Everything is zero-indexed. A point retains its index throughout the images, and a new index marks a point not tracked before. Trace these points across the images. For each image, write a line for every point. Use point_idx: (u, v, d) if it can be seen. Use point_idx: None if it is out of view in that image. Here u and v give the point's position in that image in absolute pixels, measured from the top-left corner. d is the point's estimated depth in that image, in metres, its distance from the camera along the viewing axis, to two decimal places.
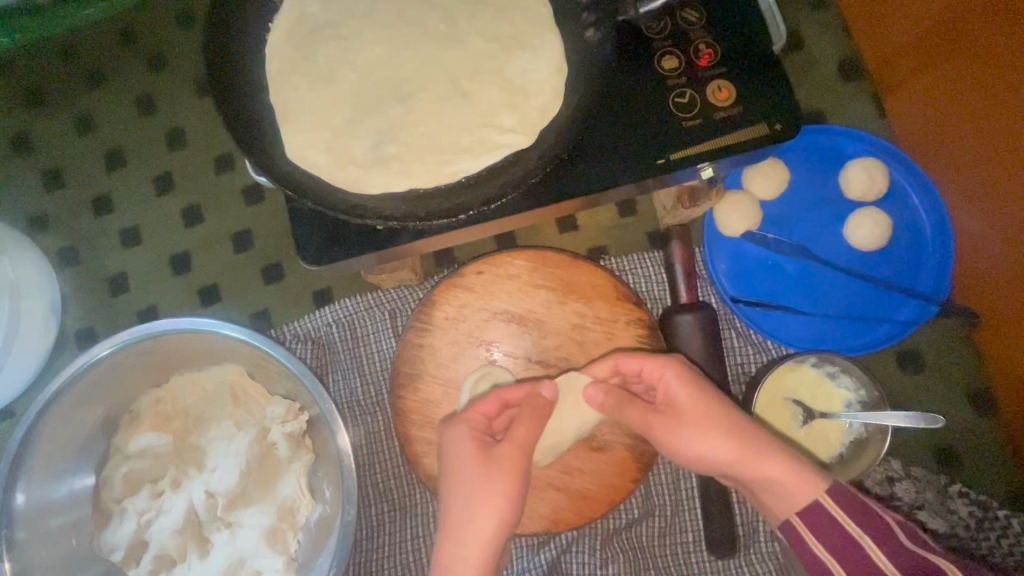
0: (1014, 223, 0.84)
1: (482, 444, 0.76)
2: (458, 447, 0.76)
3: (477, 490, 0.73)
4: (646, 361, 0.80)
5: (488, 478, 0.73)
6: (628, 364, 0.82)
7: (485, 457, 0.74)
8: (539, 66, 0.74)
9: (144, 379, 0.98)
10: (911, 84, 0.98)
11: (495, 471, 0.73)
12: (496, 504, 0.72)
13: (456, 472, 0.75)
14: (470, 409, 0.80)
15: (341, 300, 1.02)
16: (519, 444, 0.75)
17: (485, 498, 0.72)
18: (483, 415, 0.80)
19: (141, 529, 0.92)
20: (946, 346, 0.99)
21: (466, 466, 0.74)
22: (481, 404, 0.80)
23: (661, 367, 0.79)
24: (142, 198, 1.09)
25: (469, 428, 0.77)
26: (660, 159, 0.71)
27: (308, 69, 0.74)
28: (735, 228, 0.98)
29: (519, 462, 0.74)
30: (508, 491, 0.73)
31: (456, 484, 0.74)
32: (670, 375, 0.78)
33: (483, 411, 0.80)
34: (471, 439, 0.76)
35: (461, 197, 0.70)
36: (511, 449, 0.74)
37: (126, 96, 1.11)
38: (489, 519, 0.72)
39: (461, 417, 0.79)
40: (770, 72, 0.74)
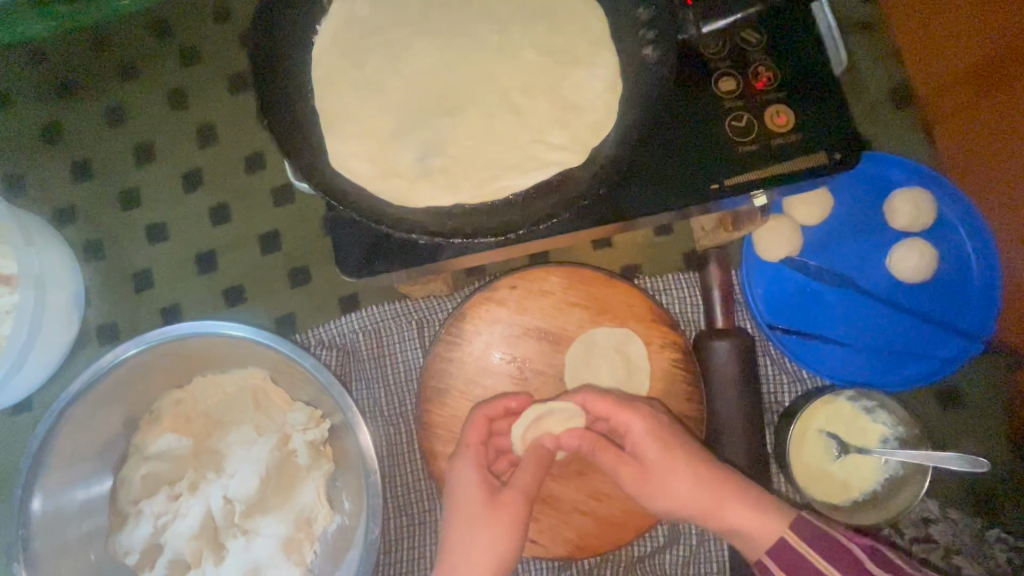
0: None
1: (484, 484, 0.74)
2: (460, 480, 0.75)
3: (477, 533, 0.70)
4: (615, 410, 0.78)
5: (491, 521, 0.71)
6: (596, 406, 0.79)
7: (489, 500, 0.72)
8: (593, 83, 0.72)
9: (166, 380, 0.96)
10: (966, 113, 0.95)
11: (501, 518, 0.71)
12: (498, 550, 0.70)
13: (456, 504, 0.73)
14: (469, 441, 0.78)
15: (368, 307, 1.00)
16: (521, 489, 0.73)
17: (484, 540, 0.70)
18: (482, 445, 0.78)
19: (156, 533, 0.91)
20: (989, 385, 0.96)
21: (467, 502, 0.73)
22: (472, 434, 0.78)
23: (631, 420, 0.77)
24: (169, 194, 1.08)
25: (471, 458, 0.76)
26: (715, 184, 0.69)
27: (355, 76, 0.72)
28: (776, 254, 0.95)
29: (522, 509, 0.72)
30: (510, 538, 0.71)
31: (453, 516, 0.73)
32: (639, 429, 0.76)
33: (480, 440, 0.78)
34: (474, 473, 0.75)
35: (509, 215, 0.68)
36: (515, 496, 0.72)
37: (158, 89, 1.10)
38: (487, 563, 0.69)
39: (462, 454, 0.77)
40: (831, 99, 0.71)
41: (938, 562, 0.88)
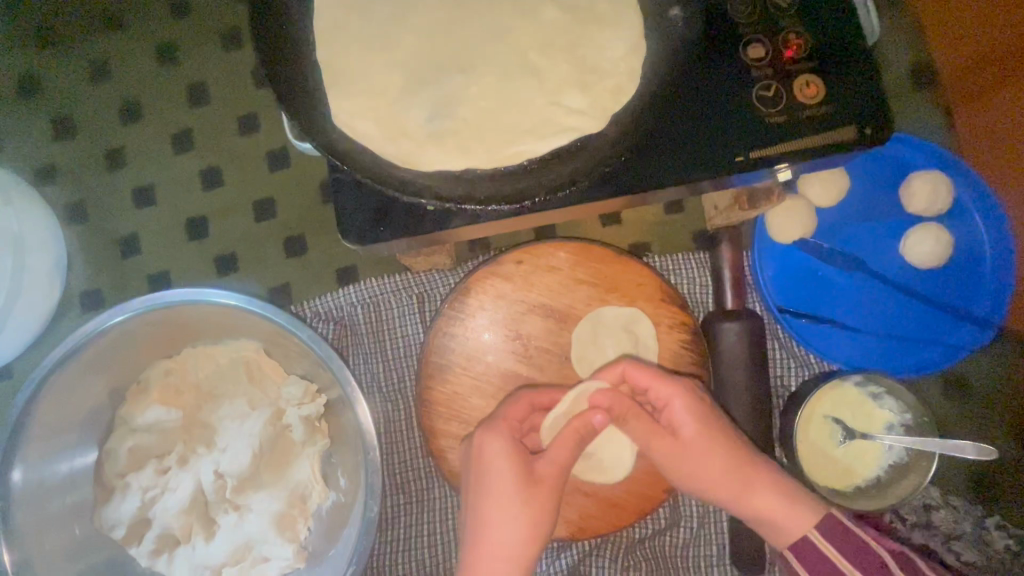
0: None
1: (519, 459, 0.70)
2: (493, 458, 0.70)
3: (511, 508, 0.67)
4: (661, 384, 0.74)
5: (525, 495, 0.68)
6: (637, 378, 0.75)
7: (525, 474, 0.69)
8: (615, 44, 0.67)
9: (155, 349, 0.92)
10: (991, 95, 0.91)
11: (536, 491, 0.69)
12: (532, 522, 0.68)
13: (488, 482, 0.69)
14: (503, 417, 0.75)
15: (367, 280, 0.96)
16: (559, 464, 0.70)
17: (518, 514, 0.67)
18: (516, 422, 0.75)
19: (144, 507, 0.88)
20: (995, 373, 0.95)
21: (502, 478, 0.69)
22: (512, 411, 0.76)
23: (672, 394, 0.75)
24: (157, 155, 1.02)
25: (504, 433, 0.72)
26: (740, 156, 0.66)
27: (361, 28, 0.67)
28: (789, 235, 0.93)
29: (558, 483, 0.70)
30: (546, 511, 0.69)
31: (485, 494, 0.69)
32: (679, 403, 0.74)
33: (515, 417, 0.76)
34: (507, 448, 0.71)
35: (524, 182, 0.64)
36: (552, 469, 0.70)
37: (146, 42, 1.03)
38: (520, 536, 0.67)
39: (497, 426, 0.73)
40: (862, 71, 0.68)
41: (938, 548, 0.88)
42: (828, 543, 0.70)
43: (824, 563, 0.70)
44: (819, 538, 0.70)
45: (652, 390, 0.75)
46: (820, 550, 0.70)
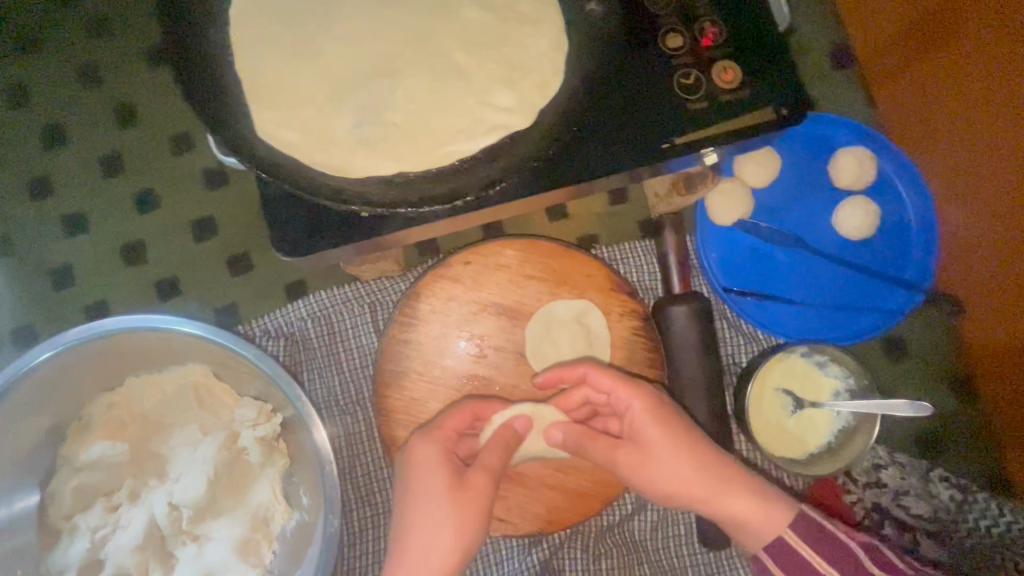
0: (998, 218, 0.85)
1: (451, 467, 0.72)
2: (424, 464, 0.72)
3: (440, 514, 0.69)
4: (622, 389, 0.77)
5: (455, 500, 0.70)
6: (600, 382, 0.78)
7: (455, 480, 0.71)
8: (538, 40, 0.68)
9: (97, 382, 0.88)
10: (905, 71, 0.96)
11: (466, 498, 0.70)
12: (460, 529, 0.69)
13: (419, 491, 0.71)
14: (441, 425, 0.76)
15: (316, 293, 0.95)
16: (489, 469, 0.72)
17: (446, 520, 0.69)
18: (454, 431, 0.76)
19: (95, 548, 0.84)
20: (929, 333, 1.01)
21: (433, 487, 0.70)
22: (450, 418, 0.77)
23: (632, 397, 0.77)
24: (85, 180, 0.98)
25: (440, 439, 0.74)
26: (666, 143, 0.67)
27: (280, 37, 0.66)
28: (728, 218, 0.96)
29: (489, 488, 0.71)
30: (475, 517, 0.70)
31: (415, 500, 0.70)
32: (640, 407, 0.76)
33: (454, 426, 0.76)
34: (440, 456, 0.72)
35: (457, 181, 0.64)
36: (482, 475, 0.71)
37: (64, 64, 0.99)
38: (444, 541, 0.68)
39: (432, 433, 0.75)
40: (777, 55, 0.71)
41: (888, 505, 0.94)
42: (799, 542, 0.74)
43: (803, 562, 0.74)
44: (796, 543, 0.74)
45: (614, 395, 0.78)
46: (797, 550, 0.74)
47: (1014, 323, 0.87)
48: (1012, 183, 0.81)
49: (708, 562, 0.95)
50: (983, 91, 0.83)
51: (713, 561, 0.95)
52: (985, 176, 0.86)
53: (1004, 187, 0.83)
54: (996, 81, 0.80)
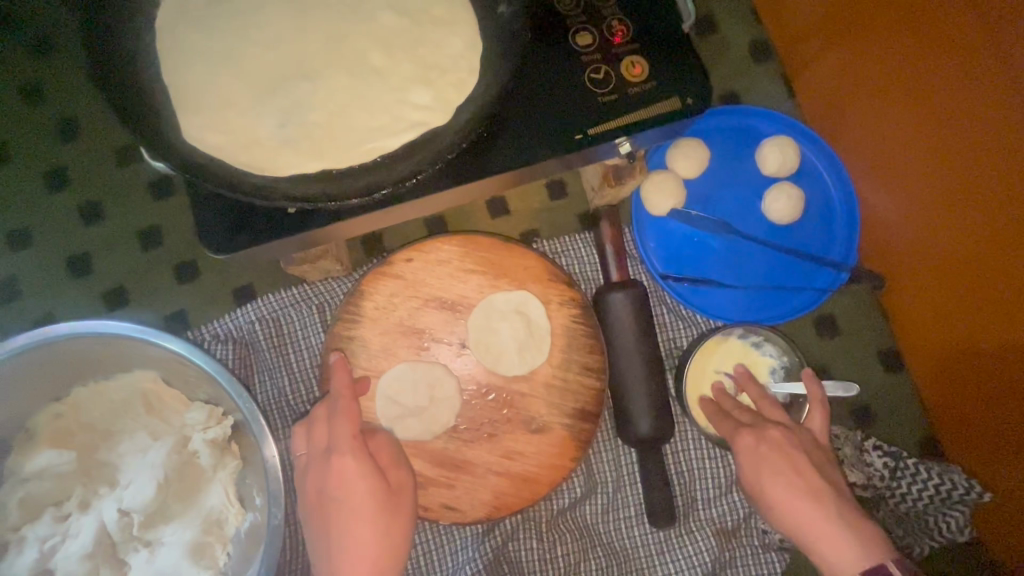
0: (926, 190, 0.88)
1: (375, 475, 0.69)
2: (346, 476, 0.68)
3: (360, 525, 0.68)
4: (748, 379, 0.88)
5: (384, 509, 0.69)
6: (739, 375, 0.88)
7: (382, 488, 0.69)
8: (454, 42, 0.72)
9: (42, 394, 0.88)
10: (820, 63, 1.03)
11: (392, 501, 0.70)
12: (394, 532, 0.69)
13: (349, 504, 0.68)
14: (341, 436, 0.70)
15: (264, 296, 0.97)
16: (397, 468, 0.74)
17: (370, 533, 0.67)
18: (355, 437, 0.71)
19: (44, 557, 0.84)
20: (857, 310, 1.06)
21: (360, 498, 0.68)
22: (345, 424, 0.71)
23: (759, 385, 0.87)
24: (29, 196, 0.99)
25: (353, 452, 0.70)
26: (579, 133, 0.71)
27: (204, 46, 0.69)
28: (661, 207, 1.00)
29: (407, 486, 0.74)
30: (400, 520, 0.70)
31: (345, 515, 0.67)
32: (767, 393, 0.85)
33: (349, 432, 0.71)
34: (362, 468, 0.69)
35: (379, 176, 0.67)
36: (398, 471, 0.74)
37: (8, 84, 1.01)
38: (384, 547, 0.67)
39: (342, 444, 0.70)
40: (682, 48, 0.75)
41: None
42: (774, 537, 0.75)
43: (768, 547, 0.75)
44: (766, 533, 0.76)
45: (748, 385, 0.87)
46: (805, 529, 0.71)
47: (934, 293, 0.92)
48: (927, 159, 0.86)
49: (658, 541, 0.98)
50: (898, 65, 0.86)
51: (664, 540, 0.98)
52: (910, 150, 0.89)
53: (918, 163, 0.88)
54: (904, 64, 0.85)
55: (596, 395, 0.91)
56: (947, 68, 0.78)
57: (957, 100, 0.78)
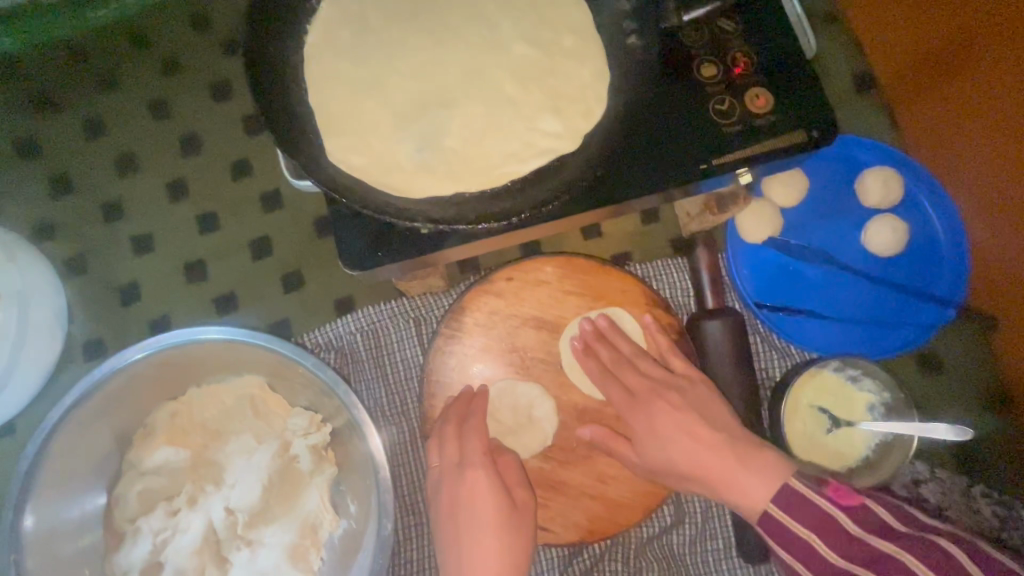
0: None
1: (500, 490, 0.78)
2: (476, 487, 0.78)
3: (487, 535, 0.75)
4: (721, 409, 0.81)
5: (508, 524, 0.76)
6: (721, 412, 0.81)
7: (506, 502, 0.78)
8: (582, 72, 0.75)
9: (160, 392, 0.94)
10: (926, 95, 1.01)
11: (516, 519, 0.78)
12: (515, 546, 0.76)
13: (477, 514, 0.77)
14: (473, 452, 0.81)
15: (364, 308, 1.00)
16: (524, 489, 0.80)
17: (493, 543, 0.75)
18: (487, 452, 0.81)
19: (156, 549, 0.88)
20: (962, 349, 1.02)
21: (487, 509, 0.77)
22: (478, 440, 0.81)
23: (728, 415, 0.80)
24: (152, 205, 1.05)
25: (484, 467, 0.79)
26: (703, 164, 0.72)
27: (349, 74, 0.73)
28: (759, 235, 0.99)
29: (530, 506, 0.80)
30: (522, 536, 0.77)
31: (473, 524, 0.76)
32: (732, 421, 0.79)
33: (479, 448, 0.81)
34: (490, 482, 0.78)
35: (510, 202, 0.69)
36: (524, 492, 0.80)
37: (138, 98, 1.07)
38: (506, 556, 0.75)
39: (473, 459, 0.80)
40: (806, 80, 0.75)
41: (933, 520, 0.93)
42: (787, 514, 0.70)
43: (795, 542, 0.69)
44: (776, 509, 0.71)
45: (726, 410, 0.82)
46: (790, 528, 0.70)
47: None
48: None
49: None
50: (995, 96, 0.87)
51: None
52: (1009, 180, 0.88)
53: (1015, 191, 0.87)
54: (999, 95, 0.86)
55: None
56: None
57: None
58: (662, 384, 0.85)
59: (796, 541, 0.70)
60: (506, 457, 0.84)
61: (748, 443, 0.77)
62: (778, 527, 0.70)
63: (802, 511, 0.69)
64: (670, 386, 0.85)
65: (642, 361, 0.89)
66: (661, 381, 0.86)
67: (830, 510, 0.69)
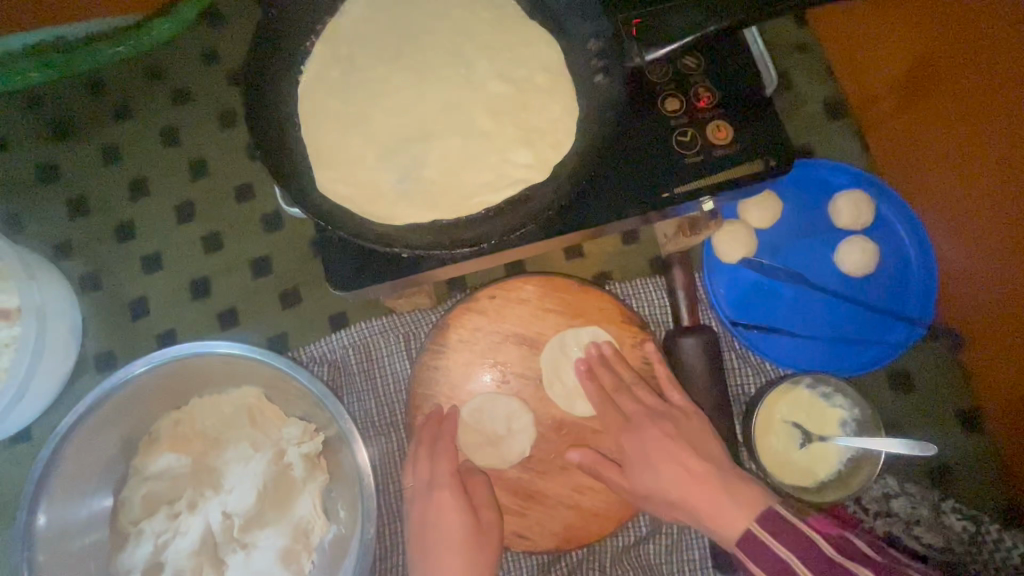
0: (989, 244, 0.91)
1: (465, 509, 0.85)
2: (444, 508, 0.85)
3: (450, 553, 0.82)
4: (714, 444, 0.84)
5: (471, 542, 0.83)
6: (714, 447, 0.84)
7: (471, 522, 0.84)
8: (553, 107, 0.80)
9: (165, 401, 1.00)
10: (895, 121, 1.05)
11: (481, 538, 0.84)
12: (478, 562, 0.82)
13: (444, 531, 0.83)
14: (441, 474, 0.87)
15: (357, 324, 1.06)
16: (491, 511, 0.87)
17: (456, 560, 0.82)
18: (455, 475, 0.87)
19: (158, 550, 0.94)
20: (933, 366, 1.05)
21: (451, 528, 0.83)
22: (446, 463, 0.88)
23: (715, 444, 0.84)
24: (161, 225, 1.13)
25: (451, 487, 0.86)
26: (666, 192, 0.77)
27: (338, 110, 0.80)
28: (733, 255, 1.04)
29: (496, 526, 0.86)
30: (485, 554, 0.83)
31: (440, 543, 0.83)
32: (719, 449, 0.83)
33: (447, 471, 0.87)
34: (457, 501, 0.85)
35: (484, 227, 0.75)
36: (489, 513, 0.86)
37: (151, 127, 1.15)
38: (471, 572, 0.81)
39: (442, 481, 0.87)
40: (765, 113, 0.80)
41: (901, 535, 0.96)
42: (766, 533, 0.71)
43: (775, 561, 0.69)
44: (760, 531, 0.71)
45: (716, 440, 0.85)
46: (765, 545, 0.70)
47: (999, 342, 0.93)
48: (988, 224, 0.90)
49: None
50: (955, 122, 0.91)
51: None
52: (971, 201, 0.92)
53: (976, 211, 0.92)
54: (958, 121, 0.90)
55: None
56: (1002, 128, 0.83)
57: (1006, 154, 0.83)
58: (656, 413, 0.89)
59: (773, 560, 0.69)
60: (474, 479, 0.89)
61: (735, 476, 0.79)
62: (758, 546, 0.71)
63: (782, 532, 0.70)
64: (665, 414, 0.88)
65: (642, 389, 0.93)
66: (656, 410, 0.89)
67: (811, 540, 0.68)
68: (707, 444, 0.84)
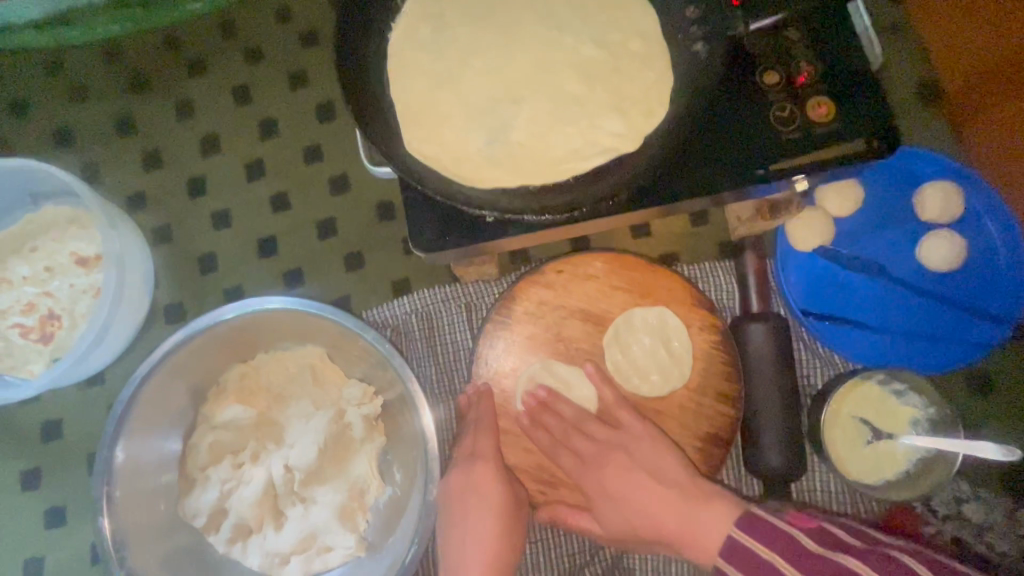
0: None
1: (506, 480, 0.91)
2: (482, 480, 0.90)
3: (485, 520, 0.88)
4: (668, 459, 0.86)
5: (505, 513, 0.89)
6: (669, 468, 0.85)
7: (510, 495, 0.90)
8: (646, 75, 0.78)
9: (233, 354, 1.02)
10: (993, 107, 0.98)
11: (514, 511, 0.90)
12: (507, 531, 0.89)
13: (483, 500, 0.89)
14: (484, 450, 0.91)
15: (420, 291, 1.06)
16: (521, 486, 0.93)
17: (490, 526, 0.88)
18: (494, 450, 0.92)
19: (222, 497, 0.96)
20: (1012, 369, 1.01)
21: (493, 497, 0.89)
22: (482, 442, 0.92)
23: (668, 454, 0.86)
24: (232, 183, 1.14)
25: (493, 460, 0.91)
26: (759, 169, 0.74)
27: (427, 69, 0.79)
28: (809, 244, 0.99)
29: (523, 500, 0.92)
30: (514, 525, 0.90)
31: (479, 508, 0.88)
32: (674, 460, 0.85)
33: (486, 445, 0.91)
34: (498, 471, 0.90)
35: (571, 195, 0.73)
36: (520, 490, 0.92)
37: (224, 84, 1.16)
38: (498, 538, 0.88)
39: (483, 455, 0.91)
40: (869, 90, 0.76)
41: (970, 539, 0.93)
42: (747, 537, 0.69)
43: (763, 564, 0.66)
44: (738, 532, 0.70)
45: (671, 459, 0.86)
46: (746, 546, 0.68)
47: None
48: None
49: None
50: None
51: None
52: None
53: None
54: None
55: (730, 423, 0.93)
56: None
57: None
58: (609, 444, 0.89)
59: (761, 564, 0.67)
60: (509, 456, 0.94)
61: (704, 491, 0.80)
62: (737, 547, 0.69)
63: (762, 529, 0.69)
64: (614, 445, 0.89)
65: (589, 423, 0.92)
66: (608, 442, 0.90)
67: (791, 530, 0.67)
68: (666, 466, 0.85)
